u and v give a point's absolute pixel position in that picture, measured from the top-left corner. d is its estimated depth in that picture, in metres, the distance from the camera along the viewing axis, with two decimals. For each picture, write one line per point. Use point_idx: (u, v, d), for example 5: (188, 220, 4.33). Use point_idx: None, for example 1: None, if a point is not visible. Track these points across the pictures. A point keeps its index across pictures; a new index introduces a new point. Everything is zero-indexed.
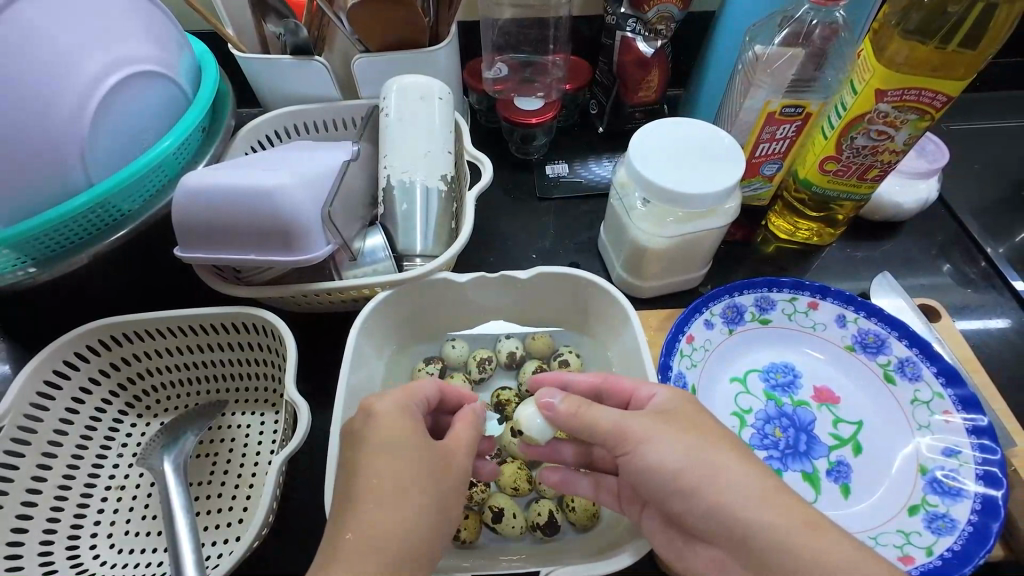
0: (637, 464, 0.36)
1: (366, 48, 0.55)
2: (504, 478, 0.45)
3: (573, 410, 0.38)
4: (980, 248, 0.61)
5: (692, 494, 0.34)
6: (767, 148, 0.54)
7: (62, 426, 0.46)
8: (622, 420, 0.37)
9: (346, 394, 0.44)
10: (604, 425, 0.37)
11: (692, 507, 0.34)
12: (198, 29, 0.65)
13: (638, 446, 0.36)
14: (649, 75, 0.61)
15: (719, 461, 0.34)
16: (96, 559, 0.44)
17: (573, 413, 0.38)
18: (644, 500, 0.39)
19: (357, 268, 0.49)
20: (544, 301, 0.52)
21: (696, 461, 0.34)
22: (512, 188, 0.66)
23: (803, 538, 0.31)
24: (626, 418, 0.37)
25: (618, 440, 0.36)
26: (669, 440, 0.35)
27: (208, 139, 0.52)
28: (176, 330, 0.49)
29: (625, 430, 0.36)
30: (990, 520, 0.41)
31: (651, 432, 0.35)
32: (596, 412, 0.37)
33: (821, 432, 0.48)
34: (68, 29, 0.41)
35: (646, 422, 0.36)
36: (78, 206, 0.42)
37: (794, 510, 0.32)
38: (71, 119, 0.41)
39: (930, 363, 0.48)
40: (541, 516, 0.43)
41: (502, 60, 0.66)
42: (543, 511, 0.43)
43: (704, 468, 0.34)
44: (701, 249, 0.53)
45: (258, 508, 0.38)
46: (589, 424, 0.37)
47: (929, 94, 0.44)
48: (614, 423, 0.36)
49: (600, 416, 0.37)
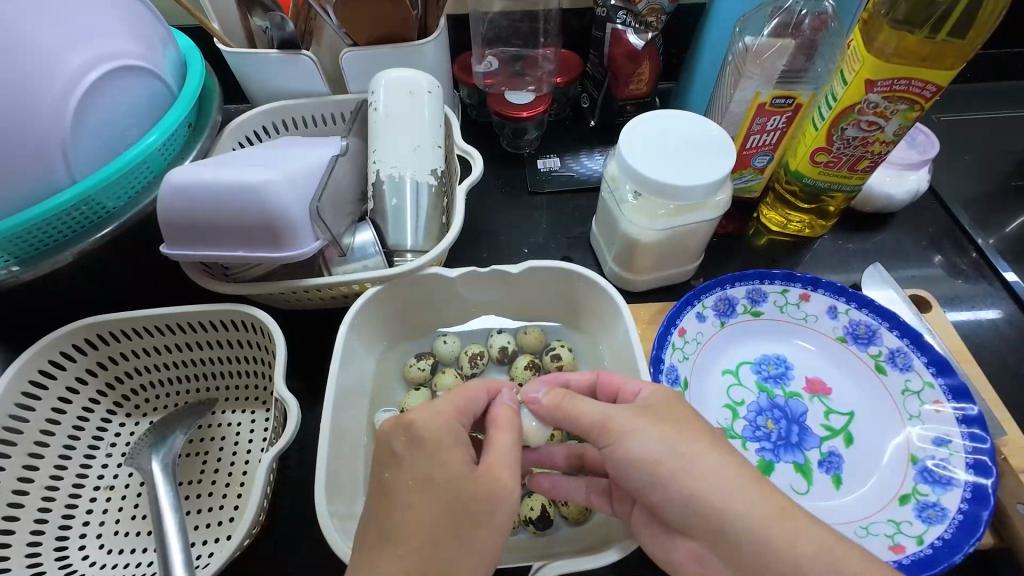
0: (615, 463, 0.36)
1: (353, 43, 0.55)
2: None
3: (557, 403, 0.38)
4: (970, 239, 0.61)
5: (661, 492, 0.34)
6: (757, 140, 0.54)
7: (48, 427, 0.46)
8: (605, 413, 0.36)
9: (336, 392, 0.43)
10: (590, 417, 0.36)
11: (665, 503, 0.34)
12: (185, 25, 0.64)
13: (619, 439, 0.35)
14: (640, 68, 0.61)
15: (697, 454, 0.34)
16: (85, 560, 0.44)
17: (557, 405, 0.38)
18: (635, 505, 0.39)
19: (346, 264, 0.49)
20: (537, 295, 0.52)
21: (676, 453, 0.34)
22: (504, 182, 0.66)
23: (796, 523, 0.31)
24: (610, 410, 0.36)
25: (601, 433, 0.36)
26: (649, 438, 0.35)
27: (195, 134, 0.51)
28: (164, 328, 0.48)
29: (604, 423, 0.36)
30: (979, 508, 0.41)
31: (629, 431, 0.35)
32: (578, 410, 0.37)
33: (813, 424, 0.48)
34: (48, 26, 0.40)
35: (625, 414, 0.36)
36: (61, 204, 0.41)
37: (781, 498, 0.32)
38: (54, 114, 0.40)
39: (920, 354, 0.48)
40: (533, 510, 0.43)
41: (493, 53, 0.65)
42: (536, 506, 0.43)
43: (685, 458, 0.34)
44: (692, 241, 0.52)
45: (248, 508, 0.38)
46: (573, 417, 0.37)
47: (918, 85, 0.43)
48: (597, 415, 0.36)
49: (580, 409, 0.37)
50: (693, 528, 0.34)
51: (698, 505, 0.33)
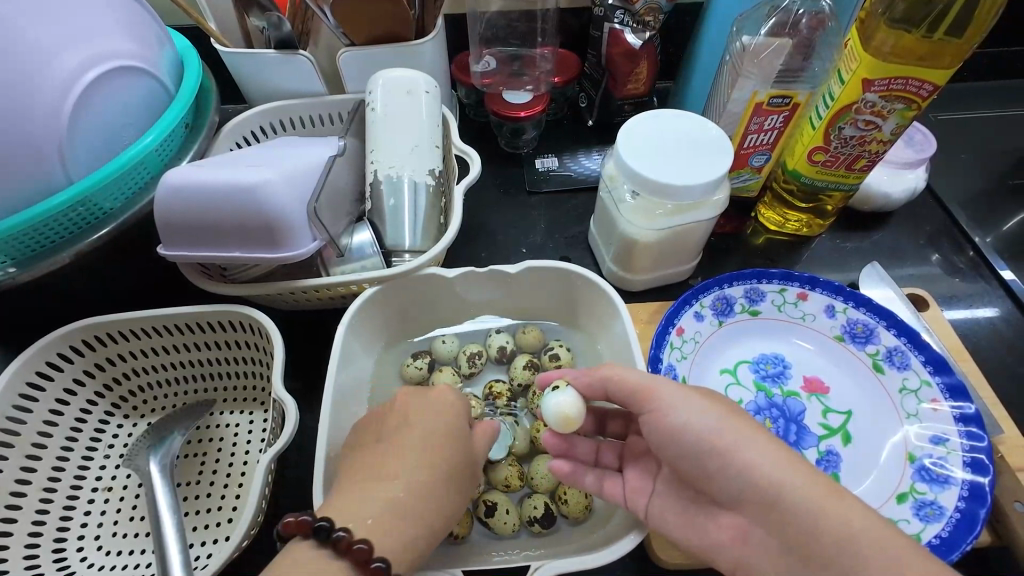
0: (656, 428, 0.36)
1: (351, 42, 0.55)
2: (496, 475, 0.45)
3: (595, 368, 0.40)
4: (968, 238, 0.61)
5: (716, 461, 0.34)
6: (754, 139, 0.54)
7: (46, 428, 0.46)
8: (651, 380, 0.37)
9: (335, 392, 0.43)
10: (633, 382, 0.38)
11: (720, 473, 0.34)
12: (182, 25, 0.64)
13: (663, 406, 0.36)
14: (638, 67, 0.62)
15: (750, 434, 0.34)
16: (83, 561, 0.44)
17: (596, 372, 0.40)
18: (656, 494, 0.39)
19: (345, 264, 0.49)
20: (535, 295, 0.52)
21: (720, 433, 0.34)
22: (502, 181, 0.66)
23: (824, 507, 0.31)
24: (656, 379, 0.37)
25: (642, 397, 0.37)
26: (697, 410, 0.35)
27: (192, 135, 0.51)
28: (162, 329, 0.48)
29: (649, 390, 0.37)
30: (977, 506, 0.41)
31: (675, 402, 0.36)
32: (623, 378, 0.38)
33: (810, 422, 0.48)
34: (44, 26, 0.40)
35: (672, 386, 0.37)
36: (58, 205, 0.41)
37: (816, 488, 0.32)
38: (49, 113, 0.40)
39: (918, 352, 0.48)
40: (537, 509, 0.43)
41: (491, 52, 0.65)
42: (539, 504, 0.43)
43: (734, 434, 0.34)
44: (690, 241, 0.52)
45: (246, 508, 0.38)
46: (615, 380, 0.39)
47: (915, 84, 0.43)
48: (643, 380, 0.37)
49: (621, 376, 0.38)
50: (744, 501, 0.34)
51: (747, 477, 0.33)
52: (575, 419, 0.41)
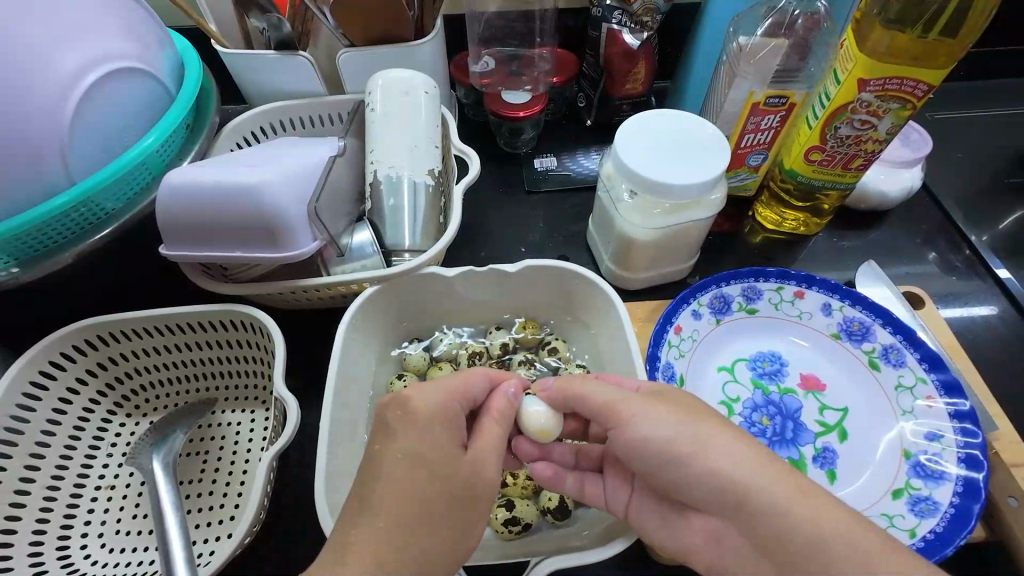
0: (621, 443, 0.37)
1: (350, 43, 0.55)
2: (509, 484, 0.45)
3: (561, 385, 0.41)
4: (963, 236, 0.62)
5: (682, 467, 0.34)
6: (751, 139, 0.54)
7: (49, 427, 0.46)
8: (612, 397, 0.37)
9: (336, 390, 0.44)
10: (595, 400, 0.38)
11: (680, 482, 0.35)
12: (182, 26, 0.64)
13: (628, 420, 0.36)
14: (635, 67, 0.62)
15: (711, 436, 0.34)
16: (87, 559, 0.44)
17: (562, 389, 0.40)
18: (634, 495, 0.39)
19: (345, 264, 0.49)
20: (534, 294, 0.53)
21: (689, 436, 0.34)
22: (500, 181, 0.67)
23: (796, 505, 0.31)
24: (617, 394, 0.38)
25: (607, 415, 0.37)
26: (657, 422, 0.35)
27: (192, 136, 0.51)
28: (164, 328, 0.48)
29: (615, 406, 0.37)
30: (971, 502, 0.41)
31: (636, 415, 0.36)
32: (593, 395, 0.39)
33: (807, 419, 0.49)
34: (45, 29, 0.40)
35: (633, 400, 0.37)
36: (59, 206, 0.42)
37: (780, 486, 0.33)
38: (48, 114, 0.41)
39: (913, 350, 0.49)
40: (552, 500, 0.44)
41: (489, 52, 0.65)
42: (554, 496, 0.44)
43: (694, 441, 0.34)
44: (688, 240, 0.53)
45: (249, 505, 0.38)
46: (579, 399, 0.39)
47: (911, 83, 0.44)
48: (605, 399, 0.38)
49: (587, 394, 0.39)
50: (709, 504, 0.34)
51: (710, 484, 0.33)
52: (550, 428, 0.41)
